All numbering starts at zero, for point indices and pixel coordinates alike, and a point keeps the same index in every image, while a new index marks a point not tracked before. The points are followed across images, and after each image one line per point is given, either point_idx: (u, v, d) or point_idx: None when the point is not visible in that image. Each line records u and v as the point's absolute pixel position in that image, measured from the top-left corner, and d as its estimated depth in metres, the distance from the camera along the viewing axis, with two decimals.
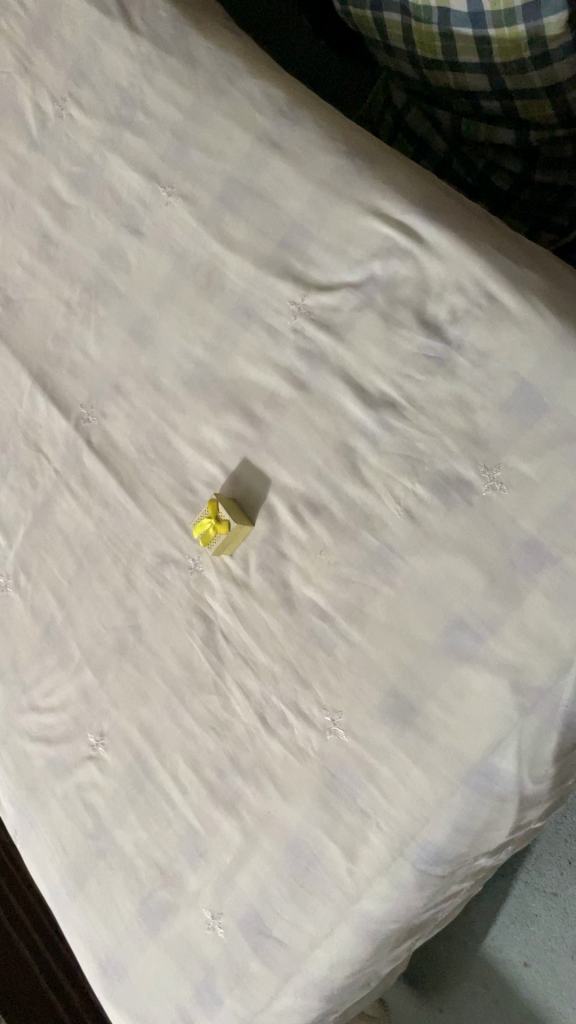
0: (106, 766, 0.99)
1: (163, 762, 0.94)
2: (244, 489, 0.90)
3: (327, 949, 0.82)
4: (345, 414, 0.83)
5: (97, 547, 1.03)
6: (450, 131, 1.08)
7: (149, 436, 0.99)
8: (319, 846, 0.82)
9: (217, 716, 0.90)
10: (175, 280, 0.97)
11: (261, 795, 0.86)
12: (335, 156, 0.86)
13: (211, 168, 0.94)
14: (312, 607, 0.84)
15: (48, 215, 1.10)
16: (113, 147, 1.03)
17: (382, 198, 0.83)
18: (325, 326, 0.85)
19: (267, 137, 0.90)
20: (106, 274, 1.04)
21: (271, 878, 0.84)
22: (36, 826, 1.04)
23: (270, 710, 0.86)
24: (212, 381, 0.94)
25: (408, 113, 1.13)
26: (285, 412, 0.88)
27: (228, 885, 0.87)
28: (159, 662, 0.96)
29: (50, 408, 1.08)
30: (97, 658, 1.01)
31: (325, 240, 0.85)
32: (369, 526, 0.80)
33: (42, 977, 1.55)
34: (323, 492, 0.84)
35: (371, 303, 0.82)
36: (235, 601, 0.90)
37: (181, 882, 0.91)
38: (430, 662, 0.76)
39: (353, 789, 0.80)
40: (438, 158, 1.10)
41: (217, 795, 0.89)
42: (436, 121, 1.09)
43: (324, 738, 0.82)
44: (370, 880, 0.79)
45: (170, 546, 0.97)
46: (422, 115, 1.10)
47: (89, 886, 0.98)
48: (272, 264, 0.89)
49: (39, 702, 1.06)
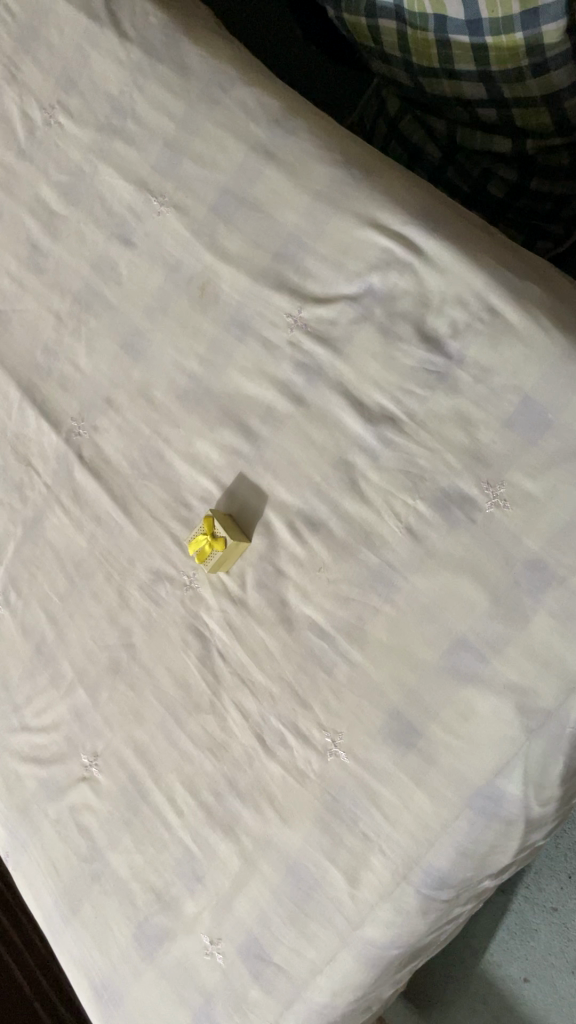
0: (100, 788, 0.97)
1: (158, 784, 0.92)
2: (240, 504, 0.89)
3: (329, 976, 0.80)
4: (344, 429, 0.82)
5: (89, 563, 1.01)
6: (445, 139, 1.06)
7: (142, 451, 0.98)
8: (320, 870, 0.80)
9: (214, 737, 0.88)
10: (169, 292, 0.96)
11: (260, 819, 0.84)
12: (331, 166, 0.85)
13: (205, 178, 0.92)
14: (311, 625, 0.83)
15: (37, 224, 1.08)
16: (103, 156, 1.01)
17: (380, 207, 0.81)
18: (322, 340, 0.83)
19: (261, 147, 0.89)
20: (97, 286, 1.02)
21: (271, 903, 0.82)
22: (28, 848, 1.02)
23: (268, 731, 0.84)
24: (207, 395, 0.92)
25: (402, 120, 1.11)
26: (282, 427, 0.86)
27: (226, 911, 0.85)
28: (154, 682, 0.94)
29: (40, 421, 1.06)
30: (90, 677, 0.99)
31: (322, 252, 0.84)
32: (369, 543, 0.79)
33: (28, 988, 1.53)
34: (321, 509, 0.83)
35: (369, 316, 0.80)
36: (232, 619, 0.88)
37: (179, 907, 0.89)
38: (433, 684, 0.74)
39: (354, 812, 0.78)
40: (433, 166, 1.09)
41: (215, 818, 0.87)
42: (431, 129, 1.07)
43: (325, 760, 0.80)
44: (373, 905, 0.77)
45: (164, 563, 0.95)
46: (417, 123, 1.09)
47: (83, 910, 0.96)
48: (267, 276, 0.87)
49: (31, 722, 1.04)
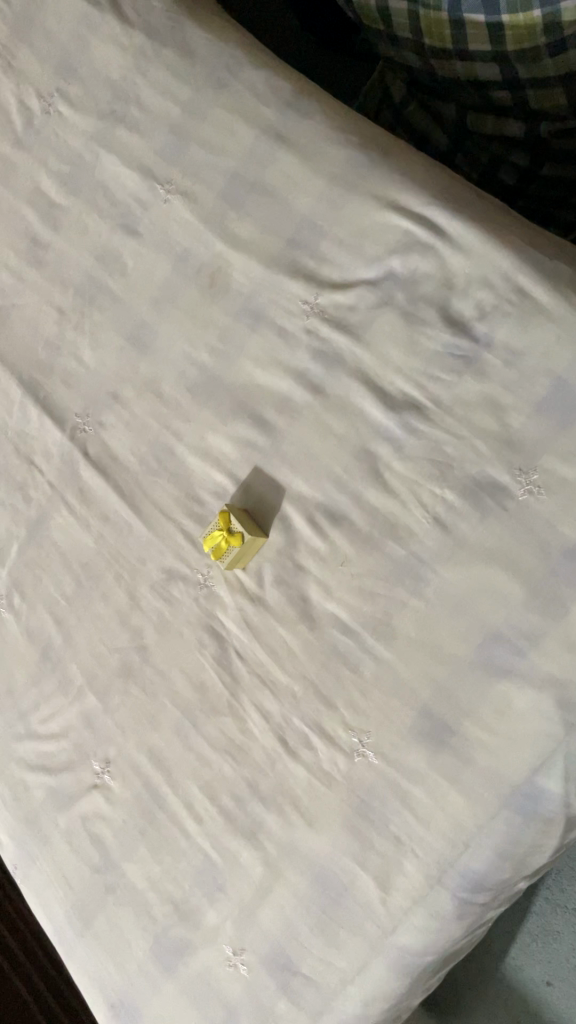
0: (112, 796, 0.93)
1: (175, 790, 0.89)
2: (256, 499, 0.86)
3: (360, 986, 0.77)
4: (365, 418, 0.79)
5: (97, 564, 0.98)
6: (454, 125, 1.04)
7: (151, 447, 0.95)
8: (350, 875, 0.77)
9: (234, 740, 0.85)
10: (176, 282, 0.93)
11: (284, 824, 0.81)
12: (347, 148, 0.82)
13: (213, 163, 0.89)
14: (334, 622, 0.80)
15: (35, 216, 1.05)
16: (105, 144, 0.98)
17: (399, 189, 0.78)
18: (340, 326, 0.81)
19: (272, 130, 0.86)
20: (99, 277, 0.99)
21: (298, 911, 0.79)
22: (37, 860, 0.98)
23: (291, 731, 0.81)
24: (220, 387, 0.89)
25: (407, 110, 1.09)
26: (300, 418, 0.83)
27: (250, 920, 0.82)
28: (168, 685, 0.91)
29: (42, 418, 1.03)
30: (99, 682, 0.96)
31: (339, 236, 0.81)
32: (395, 535, 0.76)
33: (32, 1002, 1.49)
34: (343, 501, 0.80)
35: (390, 301, 0.78)
36: (250, 618, 0.86)
37: (199, 918, 0.85)
38: (466, 679, 0.72)
39: (385, 814, 0.75)
40: (441, 153, 1.07)
41: (237, 824, 0.84)
42: (440, 115, 1.05)
43: (352, 761, 0.77)
44: (406, 910, 0.74)
45: (177, 562, 0.92)
46: (424, 109, 1.07)
47: (97, 923, 0.93)
48: (281, 263, 0.85)
49: (38, 730, 1.00)
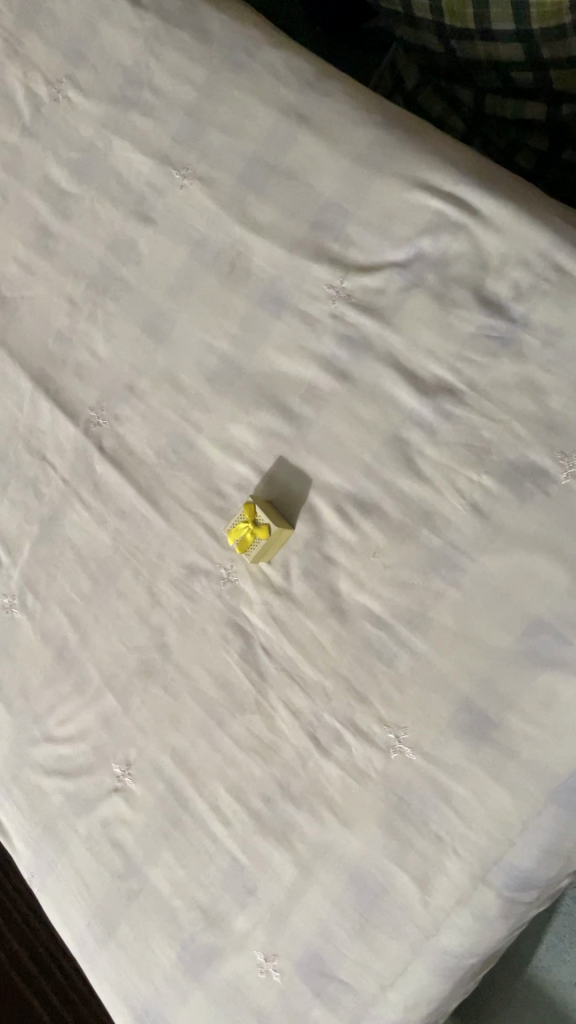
0: (134, 799, 0.90)
1: (200, 792, 0.86)
2: (281, 490, 0.84)
3: (400, 990, 0.74)
4: (396, 404, 0.77)
5: (114, 560, 0.95)
6: (471, 110, 1.02)
7: (169, 439, 0.92)
8: (388, 876, 0.74)
9: (262, 739, 0.83)
10: (194, 269, 0.90)
11: (317, 824, 0.78)
12: (372, 128, 0.80)
13: (231, 147, 0.87)
14: (366, 615, 0.77)
15: (45, 205, 1.02)
16: (117, 130, 0.95)
17: (428, 168, 0.76)
18: (368, 310, 0.79)
19: (293, 111, 0.84)
20: (113, 266, 0.96)
21: (333, 915, 0.77)
22: (56, 867, 0.95)
23: (322, 729, 0.79)
24: (240, 376, 0.87)
25: (420, 94, 1.07)
26: (326, 406, 0.81)
27: (282, 925, 0.79)
28: (191, 684, 0.88)
29: (54, 412, 1.00)
30: (118, 682, 0.93)
31: (365, 218, 0.79)
32: (430, 524, 0.74)
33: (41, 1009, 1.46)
34: (373, 490, 0.78)
35: (421, 283, 0.76)
36: (277, 613, 0.83)
37: (228, 924, 0.83)
38: (509, 670, 0.70)
39: (424, 812, 0.73)
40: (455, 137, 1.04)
41: (267, 826, 0.81)
42: (457, 99, 1.03)
43: (389, 758, 0.75)
44: (449, 911, 0.72)
45: (198, 557, 0.89)
46: (439, 94, 1.04)
47: (120, 932, 0.89)
48: (305, 247, 0.82)
49: (54, 733, 0.97)
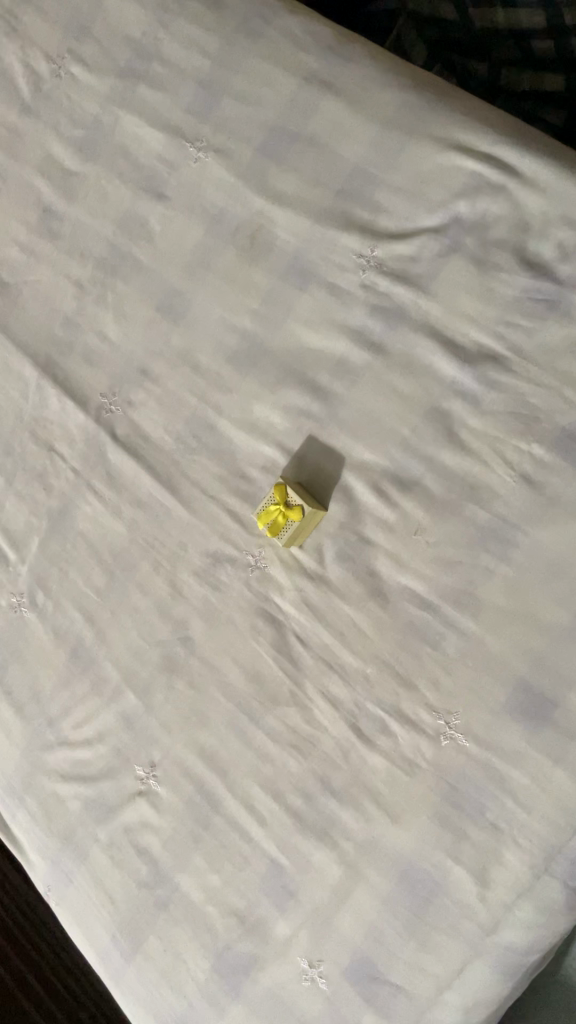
0: (160, 803, 0.85)
1: (233, 792, 0.81)
2: (312, 470, 0.80)
3: (458, 992, 0.70)
4: (435, 375, 0.74)
5: (131, 552, 0.91)
6: (485, 86, 0.99)
7: (188, 423, 0.88)
8: (442, 871, 0.71)
9: (299, 732, 0.78)
10: (211, 245, 0.86)
11: (362, 819, 0.74)
12: (400, 91, 0.77)
13: (249, 116, 0.84)
14: (408, 596, 0.74)
15: (47, 186, 0.98)
16: (125, 105, 0.92)
17: (462, 130, 0.74)
18: (402, 278, 0.76)
19: (315, 77, 0.81)
20: (123, 246, 0.92)
21: (383, 915, 0.73)
22: (76, 878, 0.90)
23: (365, 718, 0.75)
24: (264, 354, 0.83)
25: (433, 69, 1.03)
26: (358, 380, 0.78)
27: (327, 929, 0.75)
28: (219, 677, 0.83)
29: (63, 401, 0.96)
30: (139, 680, 0.88)
31: (397, 184, 0.76)
32: (476, 498, 0.71)
33: None
34: (413, 466, 0.74)
35: (459, 248, 0.73)
36: (311, 599, 0.79)
37: (267, 930, 0.78)
38: (568, 646, 0.67)
39: (479, 801, 0.69)
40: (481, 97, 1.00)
41: (307, 823, 0.77)
42: (469, 73, 1.00)
43: (439, 745, 0.71)
44: (509, 905, 0.68)
45: (223, 545, 0.85)
46: (450, 69, 1.02)
47: (147, 944, 0.84)
48: (332, 216, 0.79)
49: (70, 737, 0.92)
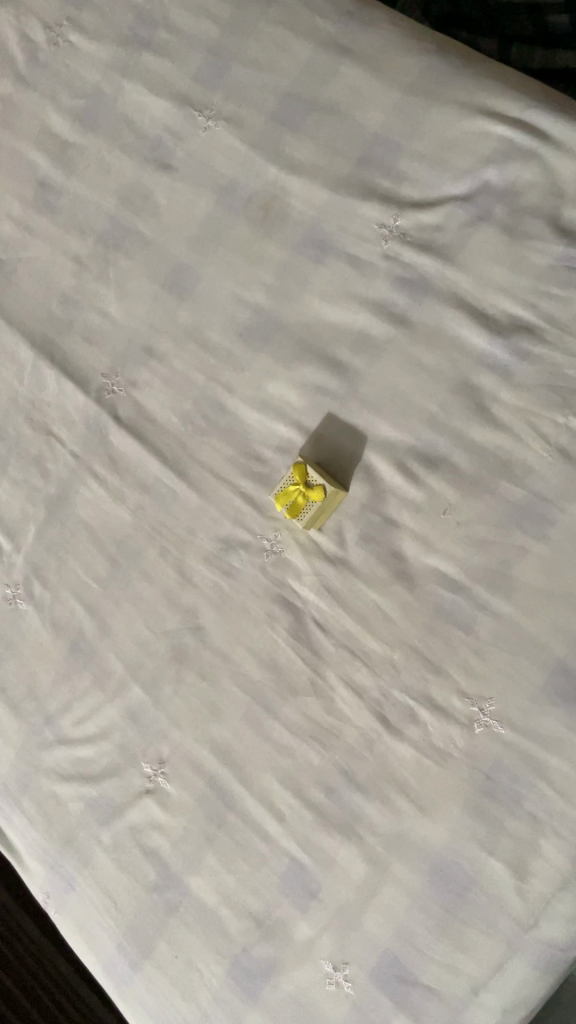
0: (169, 801, 0.81)
1: (249, 788, 0.77)
2: (331, 449, 0.76)
3: (494, 993, 0.67)
4: (464, 348, 0.71)
5: (136, 539, 0.86)
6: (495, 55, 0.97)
7: (197, 403, 0.84)
8: (476, 864, 0.67)
9: (320, 722, 0.75)
10: (221, 218, 0.83)
11: (389, 813, 0.71)
12: (423, 56, 0.74)
13: (262, 84, 0.81)
14: (436, 578, 0.71)
15: (43, 157, 0.93)
16: (129, 73, 0.88)
17: (490, 95, 0.71)
18: (427, 248, 0.73)
19: (332, 42, 0.78)
20: (126, 220, 0.88)
21: (413, 913, 0.69)
22: (77, 883, 0.85)
23: (391, 707, 0.72)
24: (278, 329, 0.80)
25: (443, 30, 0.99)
26: (381, 355, 0.75)
27: (353, 929, 0.71)
28: (232, 668, 0.79)
29: (61, 381, 0.91)
30: (146, 672, 0.84)
31: (421, 151, 0.74)
32: (510, 474, 0.69)
33: None
34: (440, 443, 0.72)
35: (488, 217, 0.71)
36: (331, 583, 0.76)
37: (288, 933, 0.74)
38: None
39: (516, 790, 0.66)
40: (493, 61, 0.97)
41: (329, 819, 0.73)
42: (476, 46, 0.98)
43: (472, 733, 0.68)
44: (549, 898, 0.65)
45: (235, 529, 0.81)
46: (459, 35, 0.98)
47: (156, 951, 0.80)
48: (351, 185, 0.76)
49: (71, 735, 0.87)
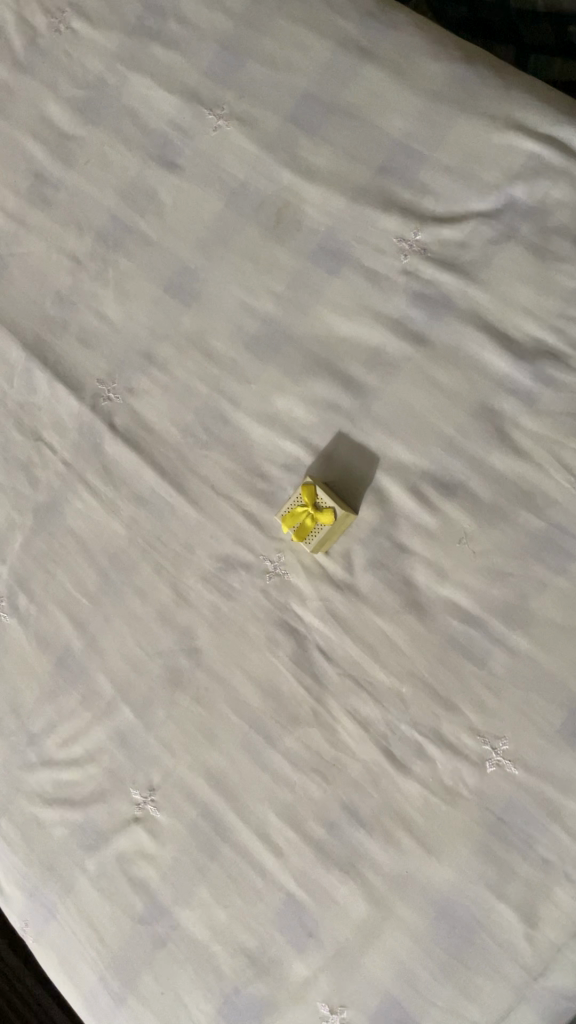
0: (159, 830, 0.78)
1: (244, 820, 0.74)
2: (341, 470, 0.73)
3: None
4: (485, 370, 0.69)
5: (129, 554, 0.82)
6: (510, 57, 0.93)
7: (198, 414, 0.80)
8: (484, 908, 0.65)
9: (322, 754, 0.72)
10: (230, 221, 0.79)
11: (394, 851, 0.69)
12: (450, 63, 0.71)
13: (278, 83, 0.77)
14: (450, 609, 0.68)
15: (40, 148, 0.88)
16: (135, 64, 0.84)
17: (520, 109, 0.69)
18: (449, 265, 0.70)
19: (353, 43, 0.74)
20: (127, 218, 0.84)
21: (416, 956, 0.67)
22: (58, 912, 0.81)
23: (398, 742, 0.69)
24: (288, 341, 0.76)
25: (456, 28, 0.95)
26: (396, 374, 0.72)
27: (353, 971, 0.69)
28: (229, 693, 0.76)
29: (53, 385, 0.86)
30: (137, 694, 0.80)
31: (446, 163, 0.71)
32: (530, 504, 0.66)
33: None
34: (456, 468, 0.69)
35: (514, 235, 0.69)
36: (337, 609, 0.72)
37: (283, 972, 0.71)
38: None
39: (528, 833, 0.65)
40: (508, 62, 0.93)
41: (330, 854, 0.71)
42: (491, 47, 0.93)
43: (483, 773, 0.66)
44: (560, 945, 0.63)
45: (236, 548, 0.77)
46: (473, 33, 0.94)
47: (142, 986, 0.76)
48: (370, 195, 0.73)
49: (55, 757, 0.83)
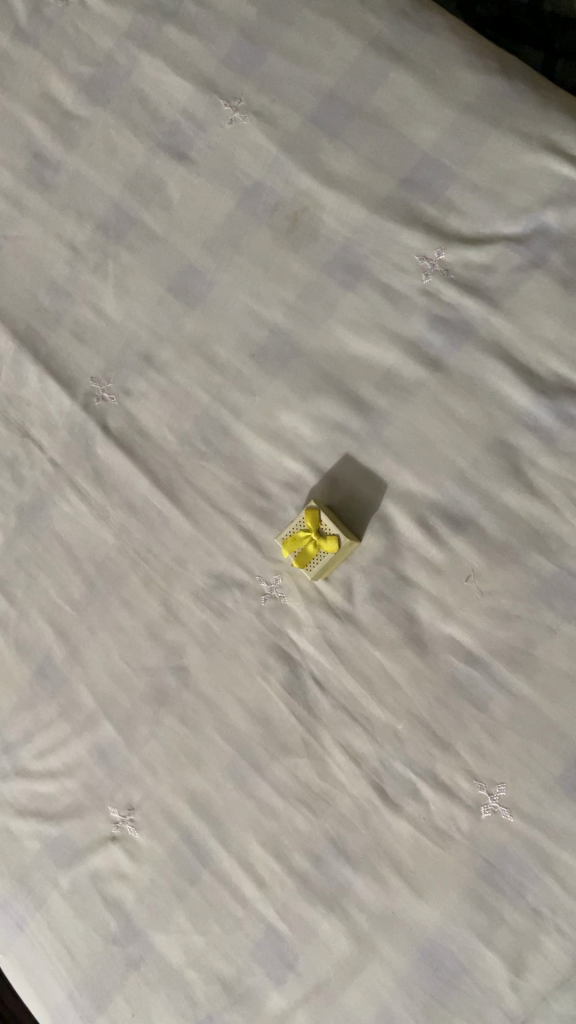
0: (137, 850, 0.75)
1: (226, 846, 0.72)
2: (346, 494, 0.71)
3: None
4: (503, 404, 0.66)
5: (117, 563, 0.79)
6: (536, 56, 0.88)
7: (197, 422, 0.77)
8: (470, 954, 0.64)
9: (311, 785, 0.70)
10: (241, 222, 0.75)
11: (381, 889, 0.67)
12: (485, 75, 0.68)
13: (301, 79, 0.73)
14: (452, 647, 0.67)
15: (41, 126, 0.83)
16: (147, 45, 0.79)
17: (557, 132, 0.66)
18: (471, 289, 0.68)
19: (383, 44, 0.70)
20: (131, 209, 0.80)
21: (397, 996, 0.66)
22: (28, 926, 0.79)
23: (391, 779, 0.68)
24: (297, 355, 0.73)
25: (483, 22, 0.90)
26: (409, 399, 0.69)
27: (331, 1007, 0.68)
28: (217, 716, 0.74)
29: (45, 379, 0.82)
30: (119, 710, 0.77)
31: (475, 182, 0.68)
32: (542, 547, 0.65)
33: None
34: (467, 502, 0.67)
35: (542, 264, 0.66)
36: (335, 639, 0.70)
37: (259, 1003, 0.70)
38: None
39: (520, 882, 0.64)
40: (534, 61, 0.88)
41: (313, 888, 0.69)
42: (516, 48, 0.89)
43: (478, 818, 0.65)
44: (545, 997, 0.62)
45: (231, 566, 0.75)
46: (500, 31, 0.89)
47: (112, 1008, 0.75)
48: (393, 208, 0.70)
49: (32, 769, 0.80)
